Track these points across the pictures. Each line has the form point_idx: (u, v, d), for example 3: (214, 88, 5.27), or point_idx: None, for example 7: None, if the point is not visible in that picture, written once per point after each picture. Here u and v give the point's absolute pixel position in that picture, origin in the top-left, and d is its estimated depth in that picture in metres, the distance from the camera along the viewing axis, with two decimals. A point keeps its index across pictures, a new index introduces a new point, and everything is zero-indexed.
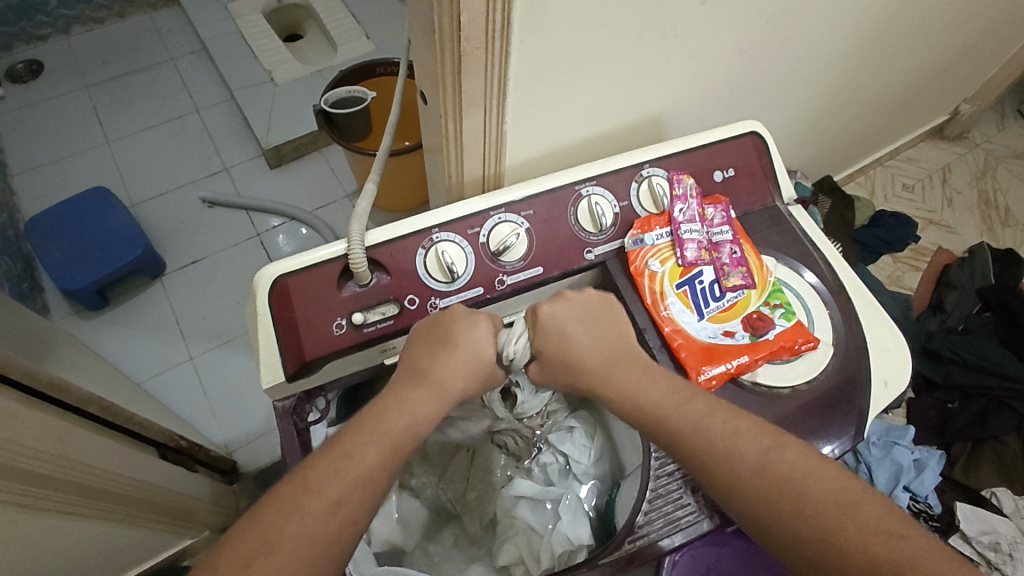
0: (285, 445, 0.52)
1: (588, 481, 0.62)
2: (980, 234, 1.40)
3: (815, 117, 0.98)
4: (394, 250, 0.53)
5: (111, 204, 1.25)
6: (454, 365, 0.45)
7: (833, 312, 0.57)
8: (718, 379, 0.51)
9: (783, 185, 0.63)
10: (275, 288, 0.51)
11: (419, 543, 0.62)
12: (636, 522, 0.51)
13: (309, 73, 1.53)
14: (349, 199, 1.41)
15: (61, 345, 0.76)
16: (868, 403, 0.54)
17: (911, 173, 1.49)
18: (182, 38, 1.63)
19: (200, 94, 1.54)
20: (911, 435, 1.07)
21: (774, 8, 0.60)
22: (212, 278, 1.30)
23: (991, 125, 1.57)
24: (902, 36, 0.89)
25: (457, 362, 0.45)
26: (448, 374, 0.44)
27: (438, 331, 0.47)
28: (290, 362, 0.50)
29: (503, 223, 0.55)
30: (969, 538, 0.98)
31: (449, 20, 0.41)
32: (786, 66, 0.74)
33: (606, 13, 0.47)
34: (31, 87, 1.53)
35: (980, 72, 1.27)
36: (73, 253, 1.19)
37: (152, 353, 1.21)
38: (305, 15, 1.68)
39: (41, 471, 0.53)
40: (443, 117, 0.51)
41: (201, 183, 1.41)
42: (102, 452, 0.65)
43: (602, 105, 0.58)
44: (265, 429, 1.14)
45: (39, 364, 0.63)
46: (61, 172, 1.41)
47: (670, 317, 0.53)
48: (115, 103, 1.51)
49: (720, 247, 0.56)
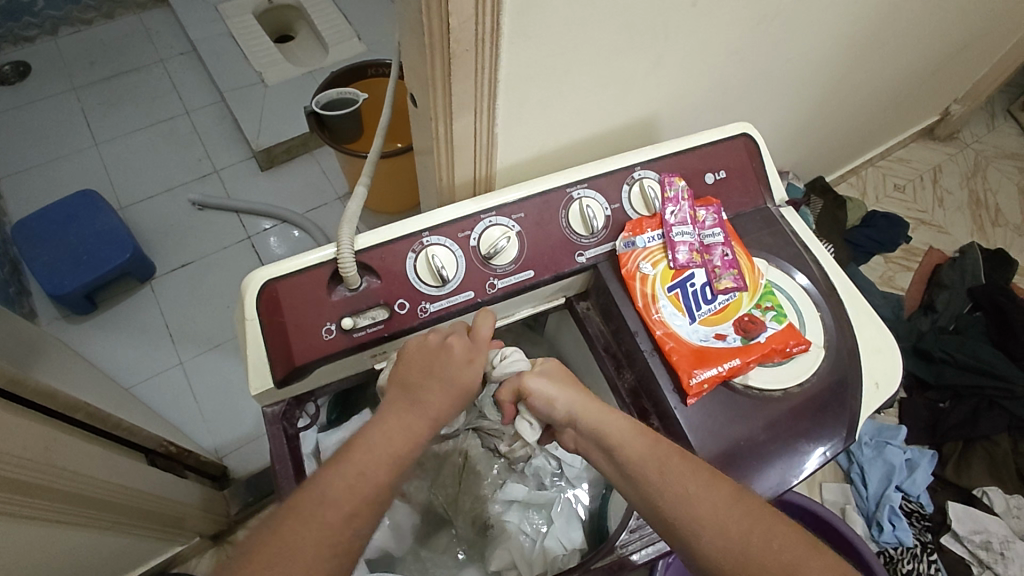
0: (274, 451, 0.52)
1: (582, 483, 0.63)
2: (970, 234, 1.41)
3: (807, 118, 0.99)
4: (383, 254, 0.53)
5: (99, 207, 1.23)
6: (440, 391, 0.45)
7: (825, 314, 0.57)
8: (710, 383, 0.50)
9: (774, 187, 0.63)
10: (263, 293, 0.51)
11: (411, 549, 0.62)
12: (628, 527, 0.51)
13: (300, 74, 1.52)
14: (341, 201, 1.40)
15: (49, 350, 0.76)
16: (859, 405, 0.54)
17: (902, 173, 1.49)
18: (171, 39, 1.62)
19: (191, 95, 1.53)
20: (903, 435, 1.09)
21: (765, 11, 0.60)
22: (203, 282, 1.29)
23: (981, 126, 1.58)
24: (893, 38, 0.90)
25: (443, 387, 0.45)
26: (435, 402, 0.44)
27: (427, 351, 0.46)
28: (279, 367, 0.50)
29: (493, 226, 0.55)
30: (960, 538, 0.99)
31: (439, 22, 0.41)
32: (778, 67, 0.74)
33: (597, 15, 0.46)
34: (19, 89, 1.52)
35: (970, 73, 1.28)
36: (61, 257, 1.18)
37: (142, 357, 1.20)
38: (296, 16, 1.68)
39: (27, 479, 0.52)
40: (434, 119, 0.50)
41: (191, 185, 1.40)
42: (91, 459, 0.64)
43: (594, 107, 0.58)
44: (256, 433, 1.13)
45: (25, 370, 0.62)
46: (49, 174, 1.39)
47: (661, 320, 0.53)
48: (104, 105, 1.50)
49: (712, 249, 0.56)
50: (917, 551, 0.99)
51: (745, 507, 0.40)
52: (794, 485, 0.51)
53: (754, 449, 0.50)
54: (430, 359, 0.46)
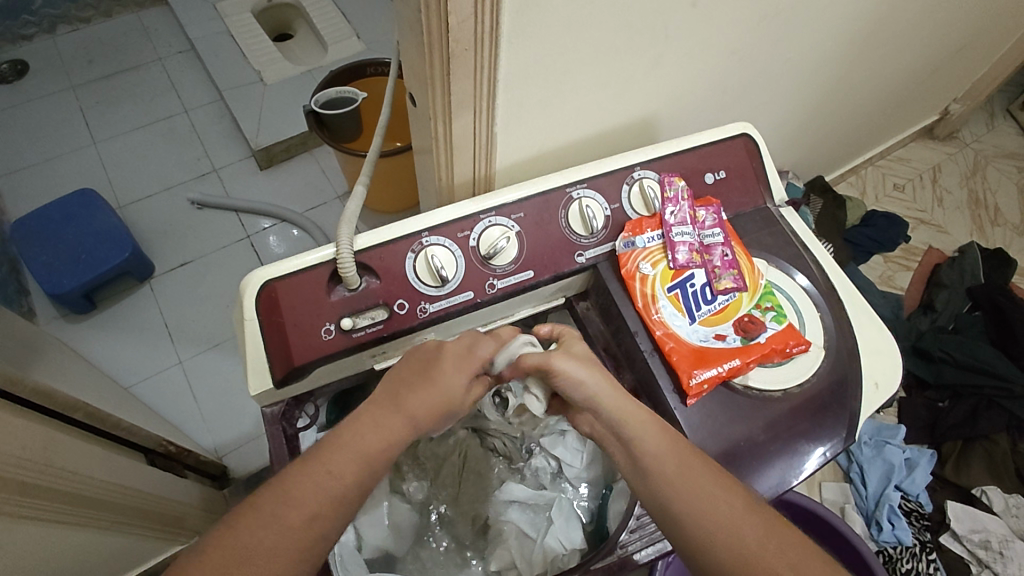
0: (274, 452, 0.52)
1: (583, 484, 0.62)
2: (970, 233, 1.41)
3: (806, 118, 0.99)
4: (383, 254, 0.53)
5: (97, 206, 1.23)
6: (422, 396, 0.44)
7: (825, 314, 0.57)
8: (709, 383, 0.50)
9: (774, 187, 0.63)
10: (262, 293, 0.50)
11: (411, 549, 0.61)
12: (628, 527, 0.51)
13: (299, 73, 1.52)
14: (340, 201, 1.40)
15: (47, 350, 0.75)
16: (860, 405, 0.54)
17: (901, 172, 1.49)
18: (170, 38, 1.62)
19: (189, 94, 1.52)
20: (903, 435, 1.09)
21: (765, 10, 0.60)
22: (201, 281, 1.29)
23: (980, 125, 1.58)
24: (892, 38, 0.90)
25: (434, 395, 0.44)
26: (417, 404, 0.43)
27: (423, 359, 0.46)
28: (278, 367, 0.50)
29: (493, 226, 0.55)
30: (959, 537, 1.00)
31: (437, 20, 0.41)
32: (777, 67, 0.74)
33: (596, 14, 0.46)
34: (17, 88, 1.52)
35: (969, 72, 1.28)
36: (60, 256, 1.18)
37: (141, 356, 1.20)
38: (295, 14, 1.67)
39: (26, 480, 0.52)
40: (433, 119, 0.50)
41: (191, 184, 1.40)
42: (91, 460, 0.64)
43: (594, 107, 0.58)
44: (256, 433, 1.13)
45: (24, 370, 0.62)
46: (47, 173, 1.39)
47: (661, 320, 0.53)
48: (102, 104, 1.50)
49: (712, 249, 0.56)
50: (917, 549, 0.99)
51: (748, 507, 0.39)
52: (795, 486, 0.51)
53: (754, 449, 0.50)
54: (422, 368, 0.45)
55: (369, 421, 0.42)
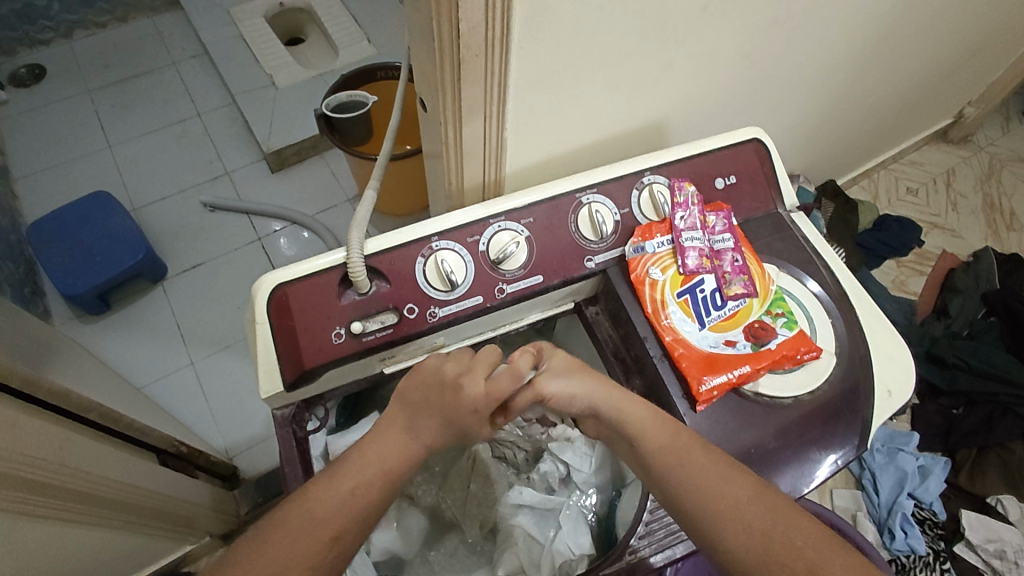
0: (284, 454, 0.52)
1: (590, 489, 0.62)
2: (984, 238, 1.39)
3: (818, 121, 0.98)
4: (393, 258, 0.53)
5: (112, 209, 1.25)
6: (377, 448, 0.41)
7: (836, 320, 0.56)
8: (719, 390, 0.50)
9: (786, 193, 0.63)
10: (274, 297, 0.51)
11: (419, 552, 0.62)
12: (637, 533, 0.51)
13: (311, 77, 1.53)
14: (350, 203, 1.41)
15: (63, 351, 0.77)
16: (872, 412, 0.53)
17: (915, 176, 1.48)
18: (184, 42, 1.63)
19: (202, 97, 1.54)
20: (915, 442, 1.06)
21: (777, 13, 0.59)
22: (213, 283, 1.30)
23: (995, 128, 1.56)
24: (906, 40, 0.89)
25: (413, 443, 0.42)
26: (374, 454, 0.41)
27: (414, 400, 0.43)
28: (289, 370, 0.50)
29: (503, 231, 0.55)
30: (974, 547, 0.98)
31: (448, 27, 0.41)
32: (787, 72, 0.73)
33: (607, 20, 0.46)
34: (33, 92, 1.54)
35: (985, 74, 1.26)
36: (74, 258, 1.20)
37: (153, 357, 1.21)
38: (307, 19, 1.69)
39: (42, 480, 0.53)
40: (443, 125, 0.50)
41: (203, 187, 1.41)
42: (106, 461, 0.65)
43: (603, 111, 0.57)
44: (267, 434, 1.14)
45: (40, 371, 0.63)
46: (63, 176, 1.41)
47: (671, 326, 0.53)
48: (118, 107, 1.52)
49: (722, 254, 0.56)
50: (930, 559, 0.98)
51: (767, 501, 0.39)
52: (805, 494, 0.50)
53: (766, 457, 0.50)
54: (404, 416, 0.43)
55: (377, 444, 0.42)
